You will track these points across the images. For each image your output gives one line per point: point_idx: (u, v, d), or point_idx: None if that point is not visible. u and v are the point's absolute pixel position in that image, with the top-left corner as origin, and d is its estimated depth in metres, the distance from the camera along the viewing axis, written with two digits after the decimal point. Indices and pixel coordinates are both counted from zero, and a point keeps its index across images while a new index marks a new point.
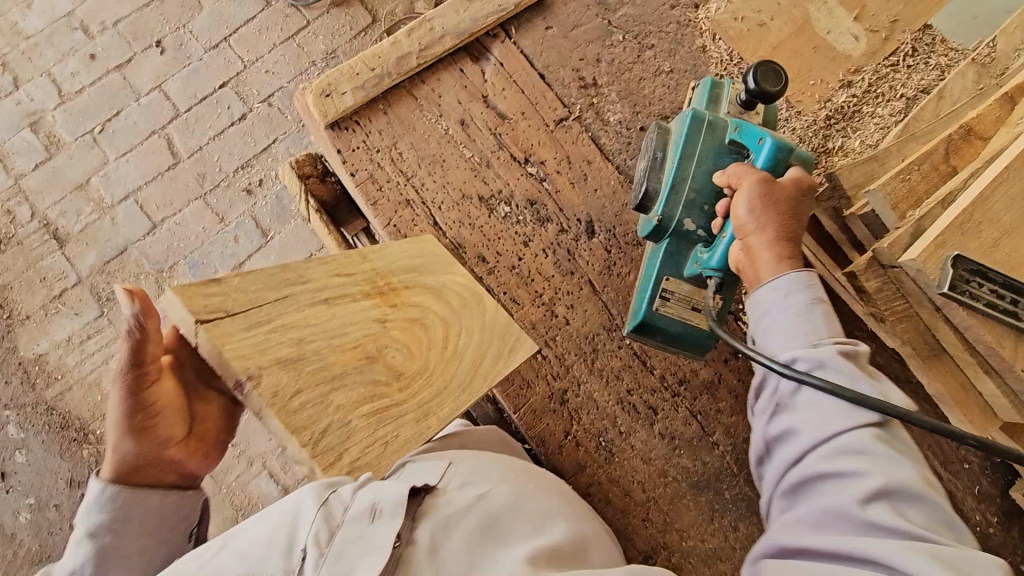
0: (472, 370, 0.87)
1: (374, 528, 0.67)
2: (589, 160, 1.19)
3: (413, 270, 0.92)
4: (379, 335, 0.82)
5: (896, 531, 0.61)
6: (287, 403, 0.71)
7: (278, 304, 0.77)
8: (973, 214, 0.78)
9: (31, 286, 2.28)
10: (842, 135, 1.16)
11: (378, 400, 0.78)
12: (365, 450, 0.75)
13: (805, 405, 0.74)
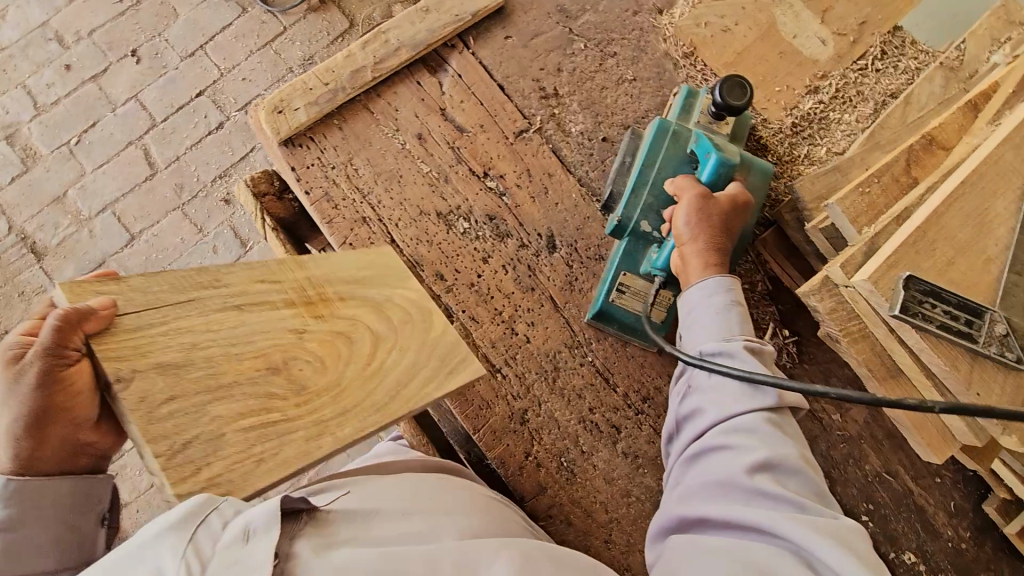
0: (392, 390, 0.79)
1: (250, 548, 0.60)
2: (550, 173, 1.16)
3: (356, 281, 0.86)
4: (290, 346, 0.75)
5: (775, 498, 0.70)
6: (151, 410, 0.63)
7: (180, 307, 0.70)
8: (927, 231, 0.75)
9: (9, 301, 2.26)
10: (808, 142, 1.12)
11: (269, 415, 0.70)
12: (235, 467, 0.65)
13: (711, 388, 0.83)
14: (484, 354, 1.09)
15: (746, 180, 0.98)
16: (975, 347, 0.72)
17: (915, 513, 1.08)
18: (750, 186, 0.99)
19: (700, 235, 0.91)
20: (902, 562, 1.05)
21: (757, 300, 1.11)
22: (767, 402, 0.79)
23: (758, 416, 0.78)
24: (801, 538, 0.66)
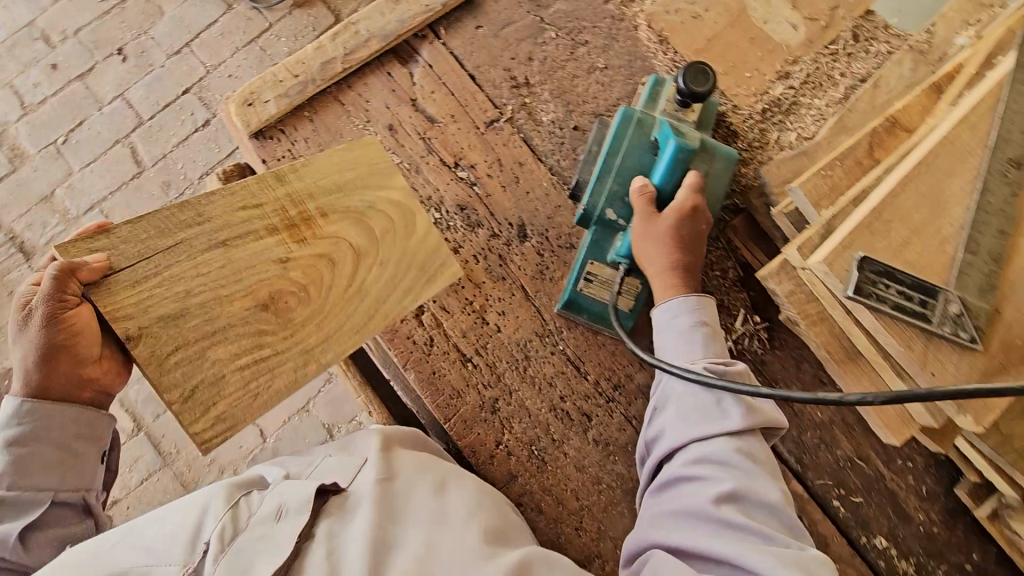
0: (373, 306, 0.83)
1: (280, 525, 0.78)
2: (521, 162, 1.16)
3: (338, 188, 0.83)
4: (276, 279, 0.77)
5: (739, 528, 0.76)
6: (161, 362, 0.69)
7: (167, 252, 0.71)
8: (882, 212, 0.76)
9: None
10: (778, 128, 1.12)
11: (262, 350, 0.75)
12: (235, 402, 0.73)
13: (680, 418, 0.89)
14: (455, 344, 1.09)
15: (710, 168, 1.00)
16: (930, 328, 0.73)
17: (886, 497, 1.08)
18: (715, 173, 1.00)
19: (660, 253, 0.94)
20: (873, 546, 1.06)
21: (729, 286, 1.11)
22: (731, 428, 0.85)
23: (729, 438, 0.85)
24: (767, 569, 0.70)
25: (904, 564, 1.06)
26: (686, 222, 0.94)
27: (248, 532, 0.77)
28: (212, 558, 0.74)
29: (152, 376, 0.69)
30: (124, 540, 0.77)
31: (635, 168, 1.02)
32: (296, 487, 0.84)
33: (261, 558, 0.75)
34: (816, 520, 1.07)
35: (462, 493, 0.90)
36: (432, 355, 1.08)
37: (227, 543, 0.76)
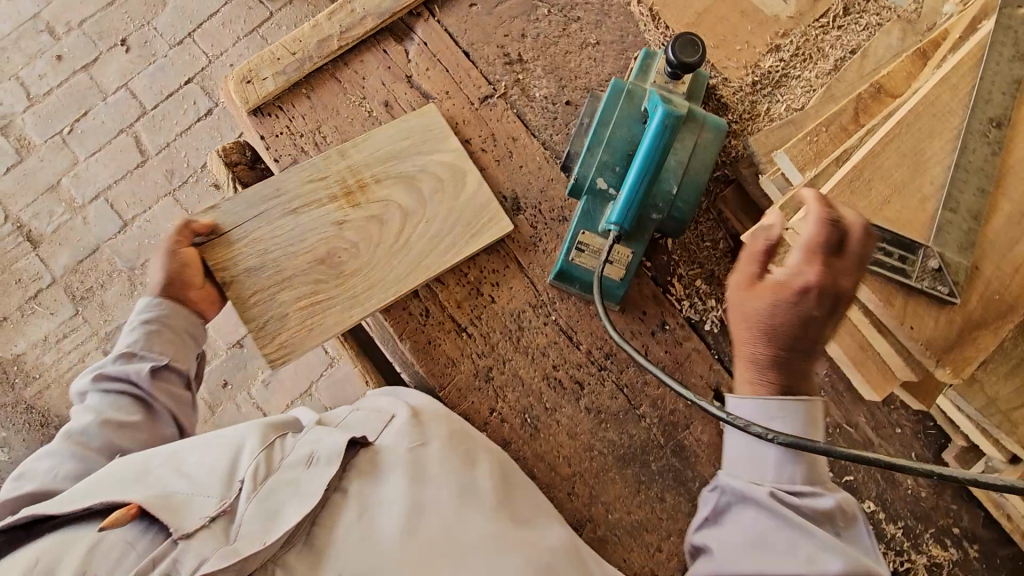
0: (414, 262, 1.09)
1: (307, 474, 0.84)
2: (514, 137, 1.18)
3: (387, 159, 1.12)
4: (333, 237, 1.08)
5: None
6: (245, 301, 1.06)
7: (258, 220, 1.08)
8: (863, 171, 0.78)
9: (7, 288, 2.32)
10: (768, 100, 1.14)
11: (317, 293, 1.07)
12: (295, 331, 1.06)
13: (748, 531, 0.77)
14: (450, 314, 1.11)
15: (699, 139, 1.03)
16: (908, 282, 0.76)
17: (875, 463, 1.10)
18: (704, 144, 1.03)
19: (756, 341, 0.78)
20: (861, 510, 1.09)
21: (719, 257, 1.14)
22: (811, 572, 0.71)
23: None
24: None
25: (892, 528, 1.08)
26: (797, 308, 0.75)
27: (280, 473, 0.84)
28: (244, 498, 0.81)
29: (239, 311, 1.06)
30: (166, 467, 0.85)
31: (626, 139, 1.03)
32: (328, 436, 0.89)
33: (289, 503, 0.81)
34: None
35: (490, 462, 0.94)
36: (427, 326, 1.11)
37: (260, 484, 0.83)
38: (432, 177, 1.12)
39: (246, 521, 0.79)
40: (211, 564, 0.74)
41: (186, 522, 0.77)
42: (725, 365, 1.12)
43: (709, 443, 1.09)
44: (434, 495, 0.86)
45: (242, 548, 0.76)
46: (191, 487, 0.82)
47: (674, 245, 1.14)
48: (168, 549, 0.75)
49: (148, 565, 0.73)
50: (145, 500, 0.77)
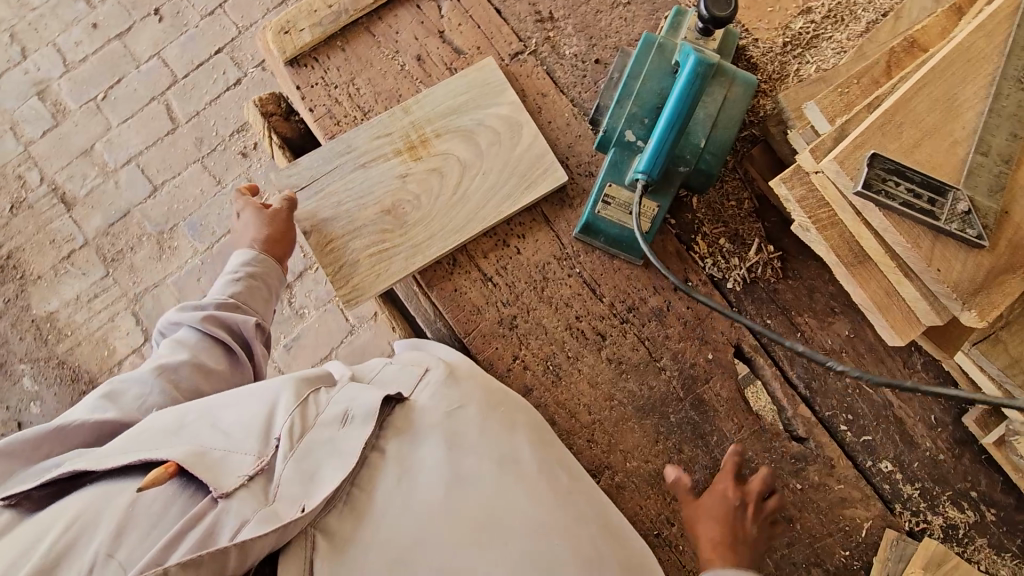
0: (471, 214, 1.11)
1: (345, 432, 0.81)
2: (544, 93, 1.19)
3: (447, 114, 1.14)
4: (398, 189, 1.11)
5: None
6: (323, 247, 1.09)
7: (330, 174, 1.12)
8: (895, 114, 0.79)
9: (41, 248, 2.38)
10: (798, 62, 1.13)
11: (383, 242, 1.10)
12: (364, 276, 1.09)
13: None
14: (476, 264, 1.13)
15: (729, 94, 1.04)
16: (937, 224, 0.76)
17: (894, 425, 1.10)
18: (733, 98, 1.04)
19: (712, 530, 0.95)
20: (878, 470, 1.09)
21: (744, 216, 1.15)
22: None
23: None
24: None
25: (909, 489, 1.08)
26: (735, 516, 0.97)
27: (317, 432, 0.81)
28: (282, 457, 0.78)
29: (318, 255, 1.10)
30: (202, 422, 0.82)
31: (656, 91, 1.05)
32: (362, 394, 0.86)
33: (328, 465, 0.78)
34: (823, 443, 1.09)
35: (527, 435, 0.93)
36: (454, 274, 1.13)
37: (297, 441, 0.79)
38: (490, 130, 1.14)
39: (284, 482, 0.75)
40: (248, 529, 0.69)
41: (224, 481, 0.74)
42: (746, 323, 1.13)
43: (727, 398, 1.10)
44: (474, 460, 0.84)
45: (281, 511, 0.72)
46: (228, 444, 0.79)
47: (699, 203, 1.15)
48: (207, 509, 0.71)
49: (187, 524, 0.69)
50: (181, 457, 0.74)
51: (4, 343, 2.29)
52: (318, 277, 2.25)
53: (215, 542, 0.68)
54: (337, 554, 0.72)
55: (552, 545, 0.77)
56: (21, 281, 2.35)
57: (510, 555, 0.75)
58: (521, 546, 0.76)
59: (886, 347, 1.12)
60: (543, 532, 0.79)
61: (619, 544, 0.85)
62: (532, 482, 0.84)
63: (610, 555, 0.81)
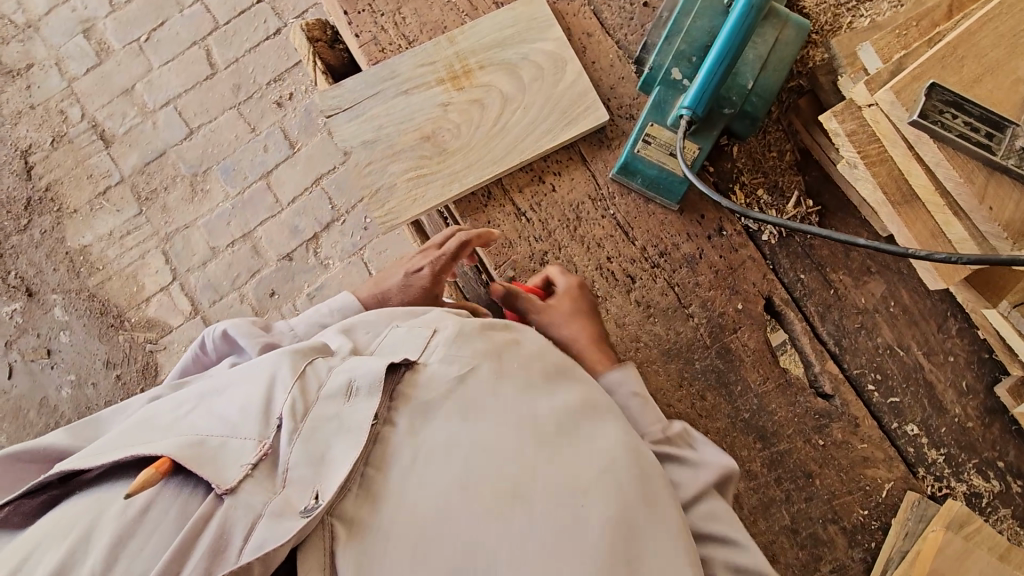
0: (509, 146, 1.11)
1: (351, 407, 0.72)
2: (589, 33, 1.17)
3: (491, 47, 1.14)
4: (439, 117, 1.12)
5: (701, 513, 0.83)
6: (362, 169, 1.11)
7: (372, 98, 1.13)
8: (957, 47, 0.80)
9: (78, 182, 2.36)
10: (852, 14, 1.07)
11: (421, 168, 1.11)
12: (400, 202, 1.10)
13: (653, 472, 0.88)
14: (511, 198, 1.13)
15: (780, 36, 1.01)
16: (993, 159, 0.77)
17: (923, 388, 1.08)
18: (785, 41, 1.02)
19: (586, 330, 1.00)
20: (904, 432, 1.07)
21: (785, 168, 1.12)
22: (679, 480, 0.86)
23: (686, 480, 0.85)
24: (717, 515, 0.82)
25: (933, 454, 1.06)
26: (580, 301, 1.03)
27: (320, 408, 0.72)
28: (287, 440, 0.69)
29: (355, 178, 1.11)
30: (194, 411, 0.72)
31: (706, 30, 1.03)
32: (364, 361, 0.77)
33: (338, 443, 0.70)
34: (849, 401, 1.07)
35: (552, 397, 0.82)
36: (488, 206, 1.13)
37: (301, 420, 0.70)
38: (534, 65, 1.13)
39: (294, 466, 0.68)
40: (260, 531, 0.61)
41: (227, 473, 0.64)
42: (778, 277, 1.12)
43: (755, 349, 1.09)
44: (492, 433, 0.75)
45: (294, 502, 0.64)
46: (226, 428, 0.69)
47: (740, 152, 1.12)
48: (213, 509, 0.62)
49: (195, 529, 0.60)
50: (175, 453, 0.64)
51: (39, 272, 2.29)
52: (346, 227, 2.28)
53: (228, 548, 0.60)
54: (359, 540, 0.65)
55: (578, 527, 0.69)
56: (57, 214, 2.34)
57: (529, 544, 0.67)
58: (547, 529, 0.68)
59: (920, 311, 1.10)
60: (569, 514, 0.70)
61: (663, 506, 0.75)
62: (554, 452, 0.75)
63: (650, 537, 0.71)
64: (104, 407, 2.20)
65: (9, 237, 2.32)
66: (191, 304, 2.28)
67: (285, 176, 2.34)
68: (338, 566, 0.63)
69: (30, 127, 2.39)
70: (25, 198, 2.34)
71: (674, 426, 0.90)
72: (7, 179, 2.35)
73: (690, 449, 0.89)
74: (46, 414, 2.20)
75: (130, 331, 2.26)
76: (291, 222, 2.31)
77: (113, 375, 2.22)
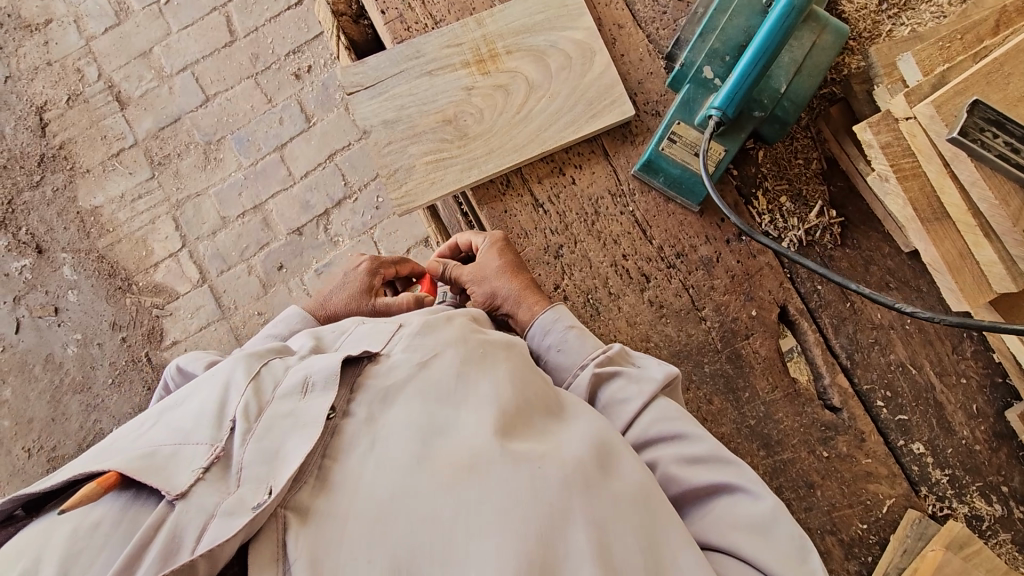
0: (531, 135, 1.10)
1: (305, 403, 0.74)
2: (620, 25, 1.15)
3: (518, 33, 1.11)
4: (462, 101, 1.10)
5: (657, 434, 0.84)
6: (381, 149, 1.10)
7: (394, 78, 1.11)
8: (1003, 65, 0.79)
9: (92, 142, 2.35)
10: (893, 22, 1.05)
11: (440, 152, 1.09)
12: (418, 185, 1.09)
13: (605, 401, 0.90)
14: (530, 188, 1.12)
15: (817, 40, 0.99)
16: None
17: (932, 408, 1.07)
18: (822, 46, 0.99)
19: (501, 285, 1.02)
20: (910, 451, 1.06)
21: (810, 176, 1.11)
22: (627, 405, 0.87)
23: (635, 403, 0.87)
24: (674, 429, 0.83)
25: (938, 474, 1.05)
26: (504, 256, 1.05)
27: (276, 406, 0.73)
28: (239, 440, 0.69)
29: (374, 158, 1.10)
30: (149, 428, 0.73)
31: (742, 29, 1.01)
32: (321, 359, 0.79)
33: (293, 439, 0.70)
34: (857, 415, 1.07)
35: (513, 378, 0.83)
36: (506, 195, 1.12)
37: (255, 421, 0.71)
38: (562, 54, 1.11)
39: (247, 465, 0.67)
40: (213, 529, 0.61)
41: (176, 479, 0.64)
42: (795, 286, 1.10)
43: (766, 356, 1.08)
44: (452, 415, 0.77)
45: (246, 500, 0.64)
46: (178, 438, 0.70)
47: (765, 157, 1.11)
48: (164, 515, 0.62)
49: (146, 537, 0.60)
50: (122, 465, 0.64)
51: (49, 230, 2.29)
52: (358, 206, 2.27)
53: (179, 551, 0.60)
54: (315, 525, 0.65)
55: (534, 492, 0.69)
56: (70, 173, 2.33)
57: (484, 506, 0.67)
58: (502, 495, 0.69)
59: (935, 330, 1.09)
60: (525, 481, 0.70)
61: (621, 467, 0.77)
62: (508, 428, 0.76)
63: (606, 504, 0.72)
64: (109, 368, 2.21)
65: (21, 193, 2.31)
66: (199, 273, 2.28)
67: (300, 150, 2.32)
68: (289, 547, 0.63)
69: (47, 84, 2.37)
70: (39, 154, 2.33)
71: (613, 347, 0.93)
72: (22, 135, 2.34)
73: (633, 367, 0.92)
74: (51, 371, 2.22)
75: (137, 295, 2.26)
76: (303, 197, 2.30)
77: (119, 337, 2.23)
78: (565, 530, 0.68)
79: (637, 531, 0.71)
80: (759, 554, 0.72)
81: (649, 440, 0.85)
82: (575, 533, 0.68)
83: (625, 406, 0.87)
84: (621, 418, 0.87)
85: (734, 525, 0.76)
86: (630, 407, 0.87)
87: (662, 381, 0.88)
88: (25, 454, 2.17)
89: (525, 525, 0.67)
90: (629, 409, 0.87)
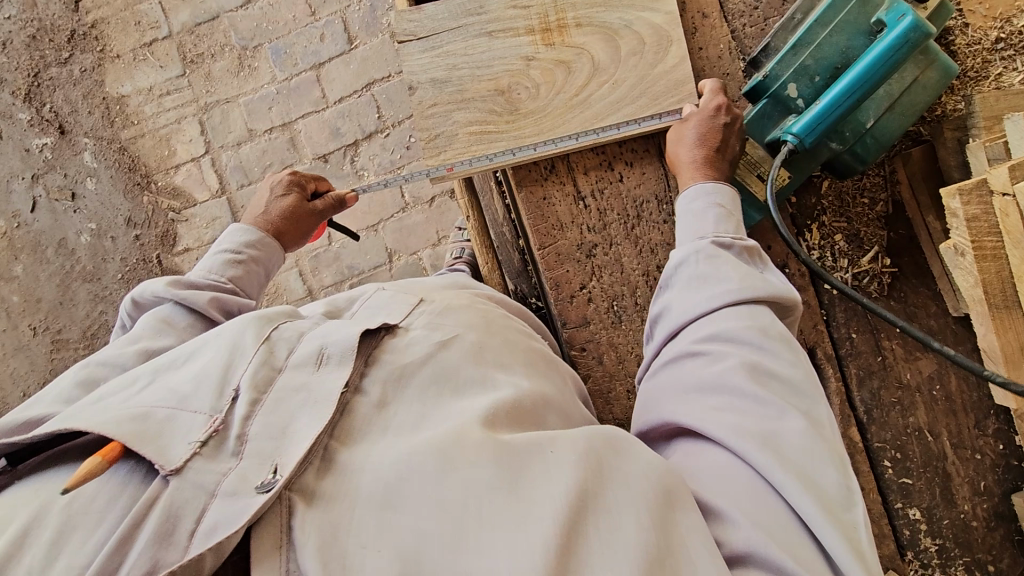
0: (584, 120, 1.02)
1: (318, 375, 0.67)
2: (705, 14, 1.04)
3: (592, 5, 1.01)
4: (519, 72, 1.02)
5: (742, 338, 0.75)
6: (424, 109, 1.03)
7: (451, 33, 1.02)
8: None
9: (125, 26, 2.23)
10: (1005, 65, 0.94)
11: (487, 124, 1.02)
12: (457, 153, 1.03)
13: (698, 276, 0.84)
14: (574, 177, 1.05)
15: (920, 76, 0.89)
16: None
17: (940, 478, 1.04)
18: (924, 83, 0.89)
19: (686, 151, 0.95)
20: (905, 514, 1.05)
21: (871, 218, 1.03)
22: (722, 288, 0.81)
23: (734, 293, 0.80)
24: (763, 343, 0.75)
25: (928, 542, 1.04)
26: (712, 121, 0.95)
27: (290, 375, 0.66)
28: (243, 414, 0.61)
29: (416, 118, 1.04)
30: (146, 386, 0.66)
31: (840, 48, 0.90)
32: (339, 331, 0.72)
33: (304, 415, 0.63)
34: (861, 471, 1.05)
35: (520, 380, 0.76)
36: (548, 180, 1.05)
37: (263, 393, 0.64)
38: (637, 37, 1.01)
39: (254, 438, 0.60)
40: (214, 512, 0.54)
41: (171, 453, 0.57)
42: (829, 330, 1.06)
43: None
44: (456, 403, 0.69)
45: (250, 478, 0.56)
46: (176, 401, 0.63)
47: (830, 189, 1.03)
48: (159, 492, 0.55)
49: (137, 517, 0.53)
50: (111, 430, 0.57)
51: (73, 111, 2.23)
52: (386, 143, 2.18)
53: (177, 531, 0.53)
54: (320, 507, 0.56)
55: (539, 495, 0.58)
56: (99, 55, 2.23)
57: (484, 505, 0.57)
58: (502, 489, 0.58)
59: (962, 401, 1.04)
60: (527, 478, 0.60)
61: (638, 457, 0.65)
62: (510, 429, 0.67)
63: (624, 506, 0.59)
64: (119, 263, 2.21)
65: (48, 67, 2.23)
66: (219, 183, 2.23)
67: (337, 72, 2.19)
68: (295, 532, 0.54)
69: None
70: (69, 29, 2.22)
71: (749, 243, 0.87)
72: (54, 6, 2.23)
73: (758, 269, 0.86)
74: (62, 256, 2.22)
75: (155, 194, 2.22)
76: (333, 122, 2.20)
77: (132, 234, 2.21)
78: (583, 533, 0.57)
79: (662, 529, 0.58)
80: (804, 505, 0.61)
81: (729, 336, 0.76)
82: (608, 525, 0.58)
83: (720, 283, 0.81)
84: (709, 302, 0.80)
85: (787, 461, 0.64)
86: (723, 292, 0.80)
87: (773, 292, 0.81)
88: (31, 332, 2.21)
89: (529, 525, 0.56)
90: (721, 297, 0.80)
